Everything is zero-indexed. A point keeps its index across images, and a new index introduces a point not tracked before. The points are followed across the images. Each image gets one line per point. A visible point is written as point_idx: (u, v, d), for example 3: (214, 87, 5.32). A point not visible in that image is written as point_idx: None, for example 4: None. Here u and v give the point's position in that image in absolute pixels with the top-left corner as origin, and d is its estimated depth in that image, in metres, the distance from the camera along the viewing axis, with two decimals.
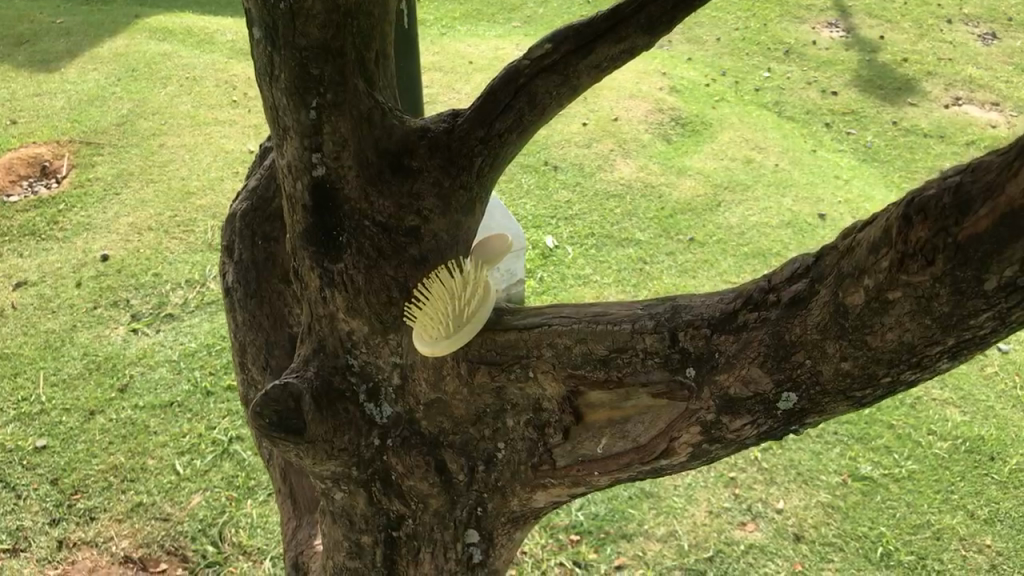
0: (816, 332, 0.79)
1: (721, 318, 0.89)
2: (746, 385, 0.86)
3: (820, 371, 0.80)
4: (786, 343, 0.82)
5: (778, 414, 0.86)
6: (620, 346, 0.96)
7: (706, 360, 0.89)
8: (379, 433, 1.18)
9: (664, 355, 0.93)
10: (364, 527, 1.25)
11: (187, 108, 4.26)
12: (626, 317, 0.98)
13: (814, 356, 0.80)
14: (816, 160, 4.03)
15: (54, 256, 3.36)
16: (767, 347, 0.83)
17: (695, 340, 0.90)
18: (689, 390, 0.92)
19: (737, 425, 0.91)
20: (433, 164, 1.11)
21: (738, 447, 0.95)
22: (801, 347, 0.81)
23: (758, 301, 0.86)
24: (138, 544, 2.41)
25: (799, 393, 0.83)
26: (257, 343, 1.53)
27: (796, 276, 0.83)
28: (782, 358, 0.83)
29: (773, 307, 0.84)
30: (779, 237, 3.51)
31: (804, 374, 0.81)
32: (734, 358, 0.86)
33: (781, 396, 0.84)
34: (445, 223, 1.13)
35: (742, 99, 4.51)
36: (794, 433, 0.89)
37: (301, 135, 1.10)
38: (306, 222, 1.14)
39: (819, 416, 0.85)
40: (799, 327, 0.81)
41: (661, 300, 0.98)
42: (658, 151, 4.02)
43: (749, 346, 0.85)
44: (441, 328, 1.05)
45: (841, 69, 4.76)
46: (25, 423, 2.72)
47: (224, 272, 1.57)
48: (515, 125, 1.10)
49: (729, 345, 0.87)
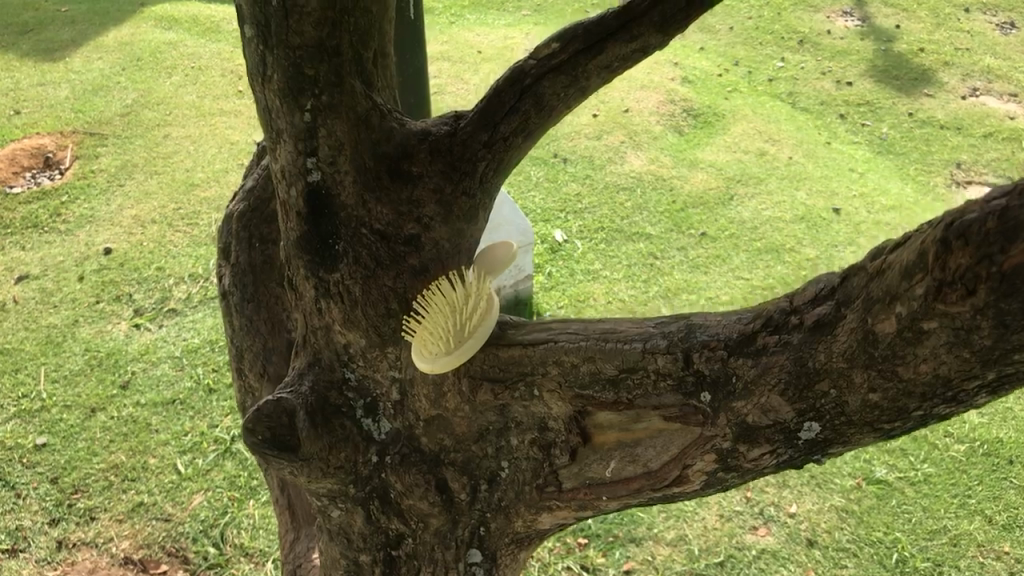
0: (841, 361, 0.73)
1: (739, 340, 0.83)
2: (764, 414, 0.81)
3: (845, 402, 0.74)
4: (809, 370, 0.76)
5: (799, 443, 0.81)
6: (630, 366, 0.91)
7: (722, 385, 0.84)
8: (377, 449, 1.12)
9: (678, 378, 0.88)
10: (363, 546, 1.19)
11: (192, 98, 4.21)
12: (637, 336, 0.92)
13: (838, 387, 0.74)
14: (831, 153, 3.95)
15: (57, 249, 3.32)
16: (788, 373, 0.78)
17: (711, 362, 0.84)
18: (704, 416, 0.86)
19: (756, 455, 0.85)
20: (434, 169, 1.05)
21: (755, 476, 0.90)
22: (825, 375, 0.75)
23: (779, 324, 0.80)
24: (138, 545, 2.37)
25: (822, 424, 0.78)
26: (255, 348, 1.49)
27: (820, 297, 0.77)
28: (803, 386, 0.77)
29: (795, 330, 0.78)
30: (793, 231, 3.44)
31: (828, 403, 0.76)
32: (752, 384, 0.81)
33: (802, 426, 0.79)
34: (446, 230, 1.07)
35: (756, 90, 4.43)
36: (815, 462, 0.84)
37: (295, 139, 1.05)
38: (299, 229, 1.09)
39: (843, 447, 0.79)
40: (823, 354, 0.75)
41: (674, 318, 0.92)
42: (670, 143, 3.95)
43: (768, 371, 0.79)
44: (442, 343, 0.99)
45: (857, 59, 4.68)
46: (26, 421, 2.68)
47: (220, 275, 1.52)
48: (520, 128, 1.04)
49: (746, 370, 0.81)
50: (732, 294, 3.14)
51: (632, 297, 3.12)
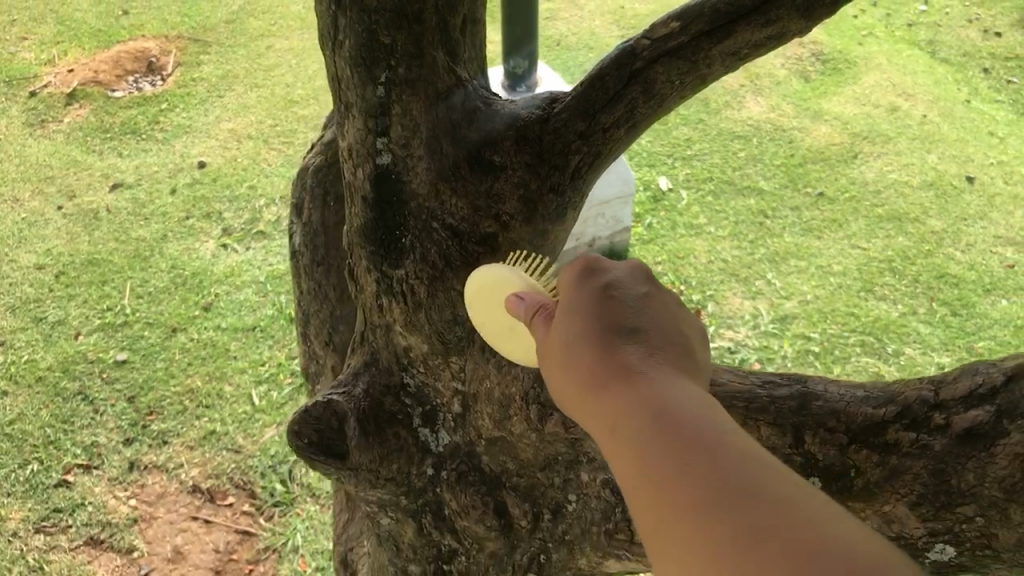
0: (999, 491, 0.84)
1: (865, 425, 0.95)
2: (889, 523, 0.93)
3: (992, 531, 0.86)
4: (952, 488, 0.88)
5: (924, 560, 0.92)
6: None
7: (839, 476, 0.95)
8: (434, 462, 1.01)
9: (828, 462, 0.96)
10: (412, 557, 1.07)
11: (300, 8, 4.09)
12: (739, 397, 1.02)
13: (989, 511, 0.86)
14: (969, 113, 3.63)
15: (153, 158, 3.29)
16: (924, 486, 0.89)
17: (828, 451, 0.96)
18: None
19: None
20: (520, 160, 0.92)
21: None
22: (971, 498, 0.87)
23: (918, 420, 0.91)
24: (207, 474, 2.37)
25: (952, 544, 0.89)
26: (321, 316, 1.38)
27: (971, 403, 0.88)
28: (942, 507, 0.89)
29: (938, 432, 0.89)
30: (920, 199, 3.17)
31: (970, 530, 0.88)
32: (878, 484, 0.93)
33: (935, 546, 0.91)
34: (528, 231, 0.94)
35: (893, 35, 4.08)
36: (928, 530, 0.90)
37: (365, 115, 0.92)
38: (364, 217, 0.95)
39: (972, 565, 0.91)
40: (972, 476, 0.86)
41: (782, 380, 1.03)
42: (794, 89, 3.66)
43: (901, 478, 0.91)
44: (484, 307, 0.89)
45: (1009, 8, 4.31)
46: (108, 334, 2.67)
47: (291, 233, 1.41)
48: (624, 117, 0.90)
49: (872, 471, 0.93)
50: (845, 264, 2.92)
51: (736, 258, 2.94)
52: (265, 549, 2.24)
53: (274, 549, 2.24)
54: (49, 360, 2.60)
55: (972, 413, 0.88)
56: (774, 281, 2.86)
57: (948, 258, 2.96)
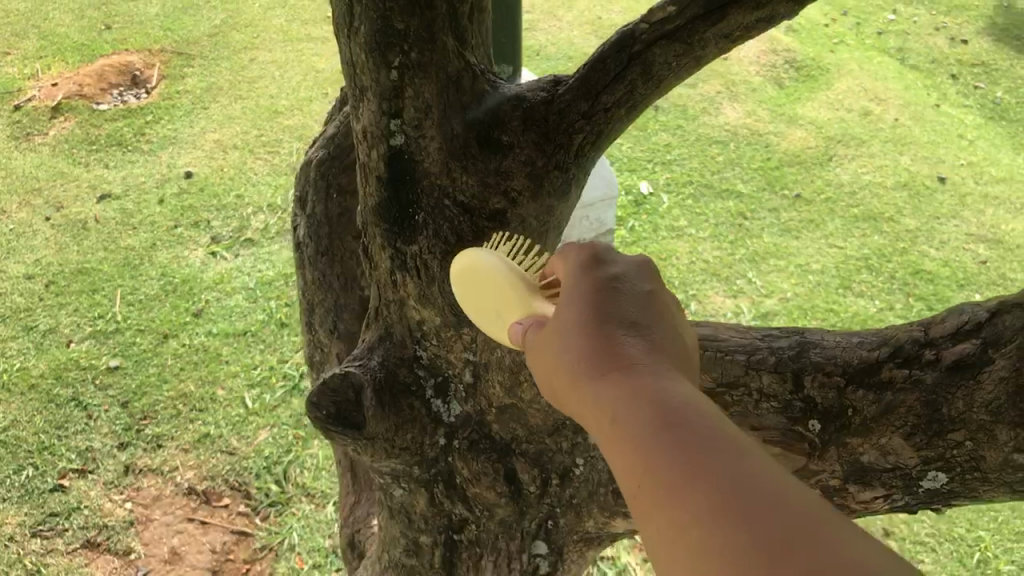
0: (985, 414, 0.83)
1: (860, 367, 0.94)
2: (884, 456, 0.91)
3: (980, 456, 0.84)
4: (942, 416, 0.86)
5: (919, 492, 0.91)
6: (731, 382, 1.02)
7: (836, 417, 0.95)
8: (446, 432, 1.06)
9: (826, 406, 0.96)
10: (424, 527, 1.12)
11: (281, 22, 4.15)
12: (741, 349, 1.04)
13: (977, 436, 0.84)
14: (939, 117, 3.73)
15: (139, 169, 3.32)
16: (915, 416, 0.88)
17: (826, 393, 0.96)
18: (813, 445, 0.97)
19: (866, 496, 0.97)
20: (527, 139, 0.97)
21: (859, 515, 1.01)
22: (960, 425, 0.85)
23: (910, 358, 0.91)
24: (202, 476, 2.39)
25: (946, 474, 0.88)
26: (326, 305, 1.42)
27: (962, 337, 0.87)
28: (933, 435, 0.87)
29: (929, 366, 0.89)
30: (894, 199, 3.26)
31: (962, 457, 0.86)
32: (871, 421, 0.92)
33: (927, 475, 0.89)
34: (535, 207, 1.00)
35: (864, 43, 4.18)
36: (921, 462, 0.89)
37: (379, 97, 0.96)
38: (379, 196, 1.01)
39: (967, 497, 0.89)
40: (961, 403, 0.85)
41: (784, 333, 1.04)
42: (769, 95, 3.75)
43: (895, 411, 0.89)
44: (469, 291, 0.91)
45: (974, 16, 4.44)
46: (100, 341, 2.70)
47: (295, 225, 1.46)
48: (624, 98, 0.96)
49: (868, 405, 0.92)
50: (824, 262, 3.00)
51: (717, 259, 3.01)
52: (262, 548, 2.26)
53: (271, 548, 2.26)
54: (42, 368, 2.62)
55: (961, 346, 0.87)
56: (754, 280, 2.92)
57: (922, 255, 3.04)
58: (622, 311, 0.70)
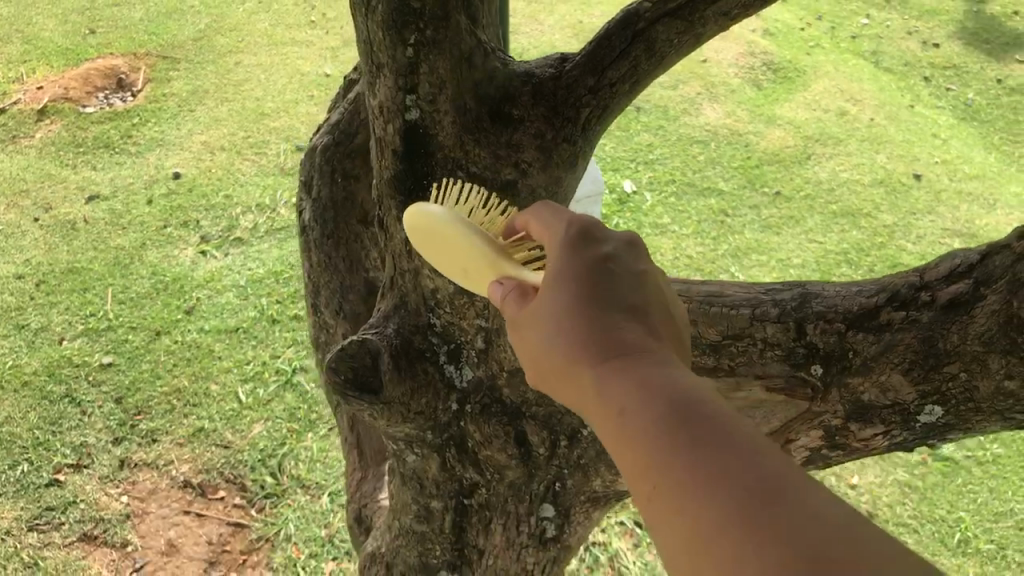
0: (978, 344, 0.84)
1: (860, 313, 0.96)
2: (884, 393, 0.93)
3: (975, 386, 0.85)
4: (939, 351, 0.87)
5: (917, 426, 0.92)
6: (736, 333, 1.06)
7: (837, 360, 0.97)
8: (458, 397, 1.10)
9: (828, 350, 0.98)
10: (435, 492, 1.16)
11: (265, 26, 4.18)
12: (746, 302, 1.07)
13: (972, 367, 0.85)
14: (913, 117, 3.82)
15: (127, 171, 3.34)
16: (914, 352, 0.89)
17: (827, 336, 0.98)
18: (816, 389, 1.00)
19: (868, 434, 0.98)
20: (536, 113, 1.03)
21: (860, 453, 1.04)
22: (956, 357, 0.86)
23: (907, 301, 0.92)
24: (197, 470, 2.40)
25: (943, 407, 0.89)
26: (331, 287, 1.46)
27: (956, 276, 0.88)
28: (930, 369, 0.88)
29: (925, 306, 0.90)
30: (871, 196, 3.34)
31: (957, 388, 0.87)
32: (872, 360, 0.93)
33: (924, 409, 0.90)
34: (544, 178, 1.05)
35: (839, 46, 4.27)
36: (921, 397, 0.90)
37: (395, 74, 1.00)
38: (394, 169, 1.05)
39: (964, 429, 0.90)
40: (956, 337, 0.86)
41: (784, 287, 1.06)
42: (748, 96, 3.83)
43: (893, 348, 0.91)
44: (426, 245, 0.96)
45: (945, 20, 4.55)
46: (92, 339, 2.72)
47: (300, 209, 1.49)
48: (628, 73, 1.03)
49: (868, 346, 0.94)
50: (804, 257, 3.07)
51: (700, 254, 3.07)
52: (258, 539, 2.28)
53: (267, 539, 2.28)
54: (35, 365, 2.64)
55: (955, 285, 0.88)
56: (737, 274, 2.99)
57: (900, 249, 3.12)
58: (613, 298, 0.74)
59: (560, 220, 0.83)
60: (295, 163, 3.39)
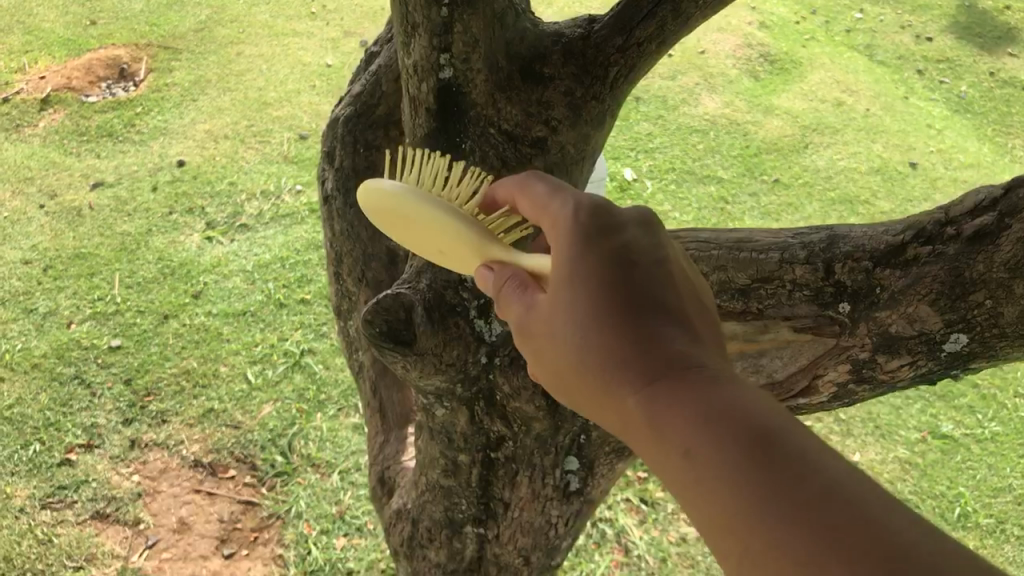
0: (1004, 271, 0.91)
1: (887, 251, 1.00)
2: (911, 324, 0.98)
3: (1000, 311, 0.92)
4: (966, 281, 0.93)
5: (941, 356, 0.98)
6: (766, 276, 1.07)
7: (865, 297, 1.01)
8: (487, 351, 1.12)
9: (854, 288, 1.02)
10: (463, 446, 1.20)
11: (266, 18, 4.21)
12: (773, 247, 1.09)
13: (998, 294, 0.92)
14: (908, 108, 3.87)
15: (131, 159, 3.36)
16: (941, 284, 0.95)
17: (854, 274, 1.02)
18: (842, 327, 1.03)
19: (892, 366, 1.03)
20: (566, 71, 1.08)
21: (885, 387, 1.08)
22: (983, 285, 0.92)
23: (933, 236, 0.97)
24: (208, 449, 2.42)
25: (969, 334, 0.95)
26: (354, 255, 1.49)
27: (981, 209, 0.94)
28: (957, 298, 0.94)
29: (951, 240, 0.95)
30: (868, 183, 3.39)
31: (982, 315, 0.93)
32: (899, 293, 0.98)
33: (949, 337, 0.96)
34: (572, 135, 1.12)
35: (834, 40, 4.32)
36: (948, 328, 0.96)
37: (430, 33, 1.02)
38: (428, 126, 1.08)
39: (982, 356, 0.98)
40: (983, 266, 0.92)
41: (811, 229, 1.10)
42: (746, 87, 3.87)
43: (921, 281, 0.96)
44: (405, 226, 0.99)
45: (938, 14, 4.60)
46: (101, 322, 2.74)
47: (323, 179, 1.53)
48: (656, 33, 1.06)
49: (895, 281, 0.99)
50: None
51: None
52: (269, 516, 2.30)
53: (278, 516, 2.29)
54: (44, 348, 2.66)
55: (979, 219, 0.94)
56: None
57: None
58: (631, 294, 0.71)
59: (564, 199, 0.79)
60: (298, 151, 3.41)
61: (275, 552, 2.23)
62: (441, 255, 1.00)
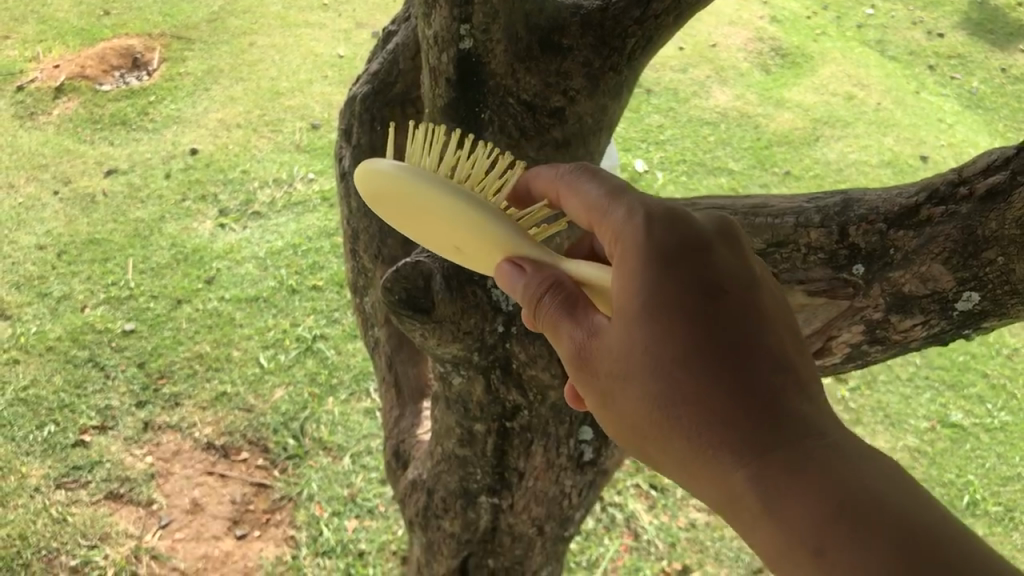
0: (1015, 228, 0.92)
1: (900, 213, 1.02)
2: (924, 283, 1.00)
3: (1011, 267, 0.94)
4: (978, 238, 0.95)
5: (954, 314, 1.00)
6: (781, 240, 1.09)
7: (879, 258, 1.03)
8: (504, 319, 1.13)
9: (867, 250, 1.04)
10: (479, 415, 1.21)
11: (278, 9, 4.22)
12: (788, 211, 1.10)
13: (1011, 249, 0.93)
14: (919, 102, 3.87)
15: (145, 147, 3.38)
16: (954, 244, 0.97)
17: (868, 236, 1.04)
18: (856, 289, 1.05)
19: (905, 326, 1.05)
20: (585, 43, 1.10)
21: (897, 348, 1.10)
22: (995, 242, 0.94)
23: (945, 197, 0.99)
24: (221, 431, 2.44)
25: (981, 292, 0.97)
26: (370, 231, 1.50)
27: (994, 169, 0.96)
28: (969, 256, 0.96)
29: (963, 201, 0.97)
30: (879, 176, 3.40)
31: (993, 272, 0.95)
32: (913, 254, 1.00)
33: (961, 295, 0.98)
34: (590, 105, 1.16)
35: (844, 35, 4.32)
36: (960, 286, 0.98)
37: (450, 4, 1.05)
38: (447, 96, 1.12)
39: (994, 314, 1.00)
40: (995, 224, 0.94)
41: (826, 195, 1.11)
42: (757, 81, 3.88)
43: (933, 241, 0.98)
44: (428, 218, 0.99)
45: (950, 11, 4.60)
46: (114, 306, 2.76)
47: (341, 156, 1.55)
48: (672, 6, 1.09)
49: (908, 241, 1.01)
50: None
51: None
52: (281, 498, 2.31)
53: (290, 498, 2.31)
54: (59, 331, 2.68)
55: (992, 178, 0.95)
56: None
57: None
58: (712, 342, 0.73)
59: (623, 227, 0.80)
60: (310, 141, 3.43)
61: (287, 533, 2.25)
62: (460, 249, 1.00)
